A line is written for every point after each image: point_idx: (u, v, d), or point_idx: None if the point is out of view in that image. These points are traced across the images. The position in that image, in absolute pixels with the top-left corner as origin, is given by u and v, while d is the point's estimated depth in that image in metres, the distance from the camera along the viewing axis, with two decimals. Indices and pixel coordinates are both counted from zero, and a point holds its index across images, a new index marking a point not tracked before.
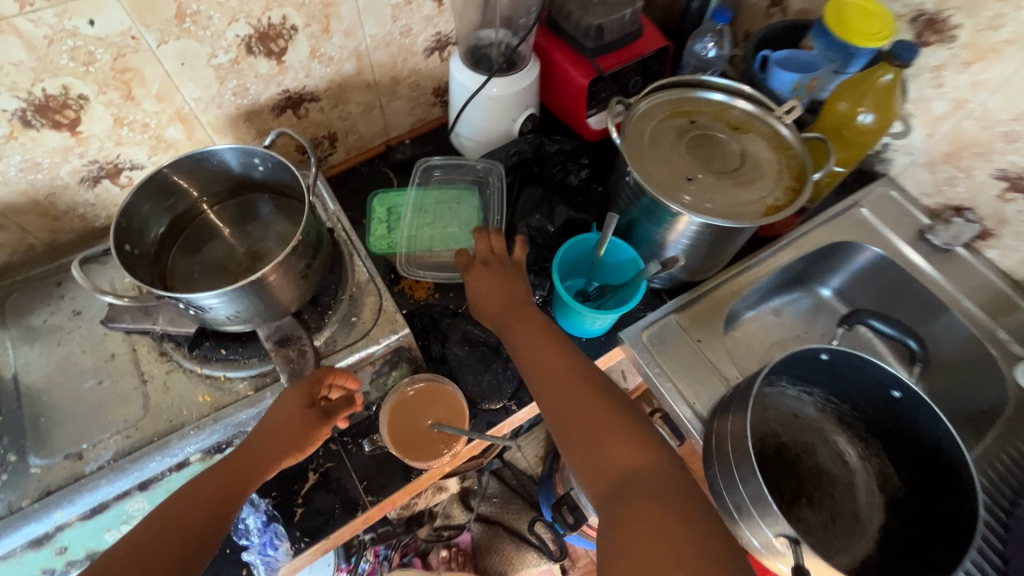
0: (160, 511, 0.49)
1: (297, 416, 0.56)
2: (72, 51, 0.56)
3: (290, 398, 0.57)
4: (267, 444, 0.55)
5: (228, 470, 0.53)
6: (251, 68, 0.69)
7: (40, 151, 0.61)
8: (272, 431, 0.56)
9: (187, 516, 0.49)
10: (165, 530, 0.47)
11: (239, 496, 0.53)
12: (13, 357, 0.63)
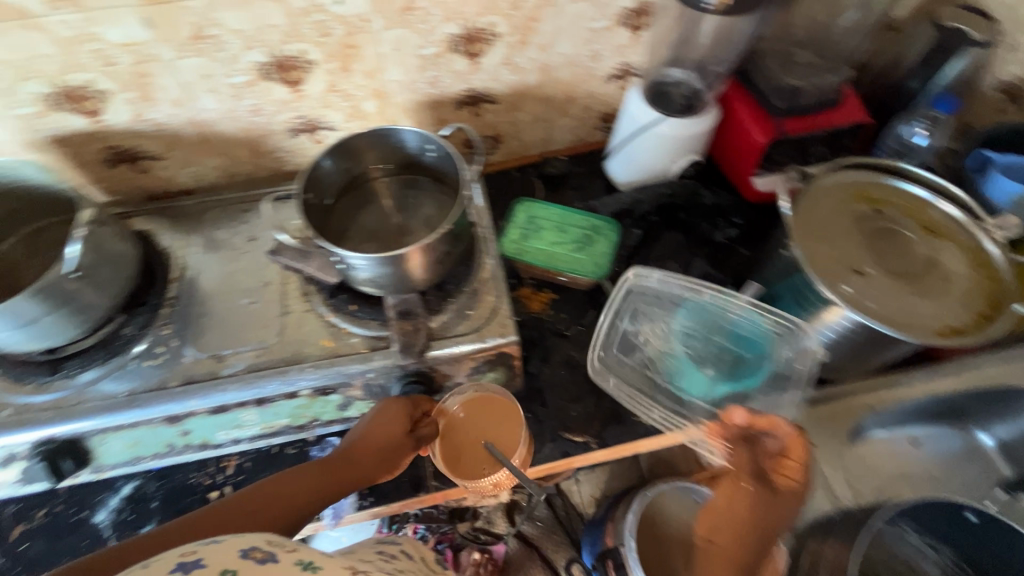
0: (260, 486, 0.55)
1: (398, 435, 0.63)
2: (316, 23, 0.65)
3: (394, 412, 0.63)
4: (366, 454, 0.61)
5: (324, 466, 0.60)
6: (449, 64, 0.75)
7: (266, 100, 0.72)
8: (371, 440, 0.62)
9: (280, 497, 0.55)
10: (258, 503, 0.53)
11: (328, 491, 0.59)
12: (196, 261, 0.74)
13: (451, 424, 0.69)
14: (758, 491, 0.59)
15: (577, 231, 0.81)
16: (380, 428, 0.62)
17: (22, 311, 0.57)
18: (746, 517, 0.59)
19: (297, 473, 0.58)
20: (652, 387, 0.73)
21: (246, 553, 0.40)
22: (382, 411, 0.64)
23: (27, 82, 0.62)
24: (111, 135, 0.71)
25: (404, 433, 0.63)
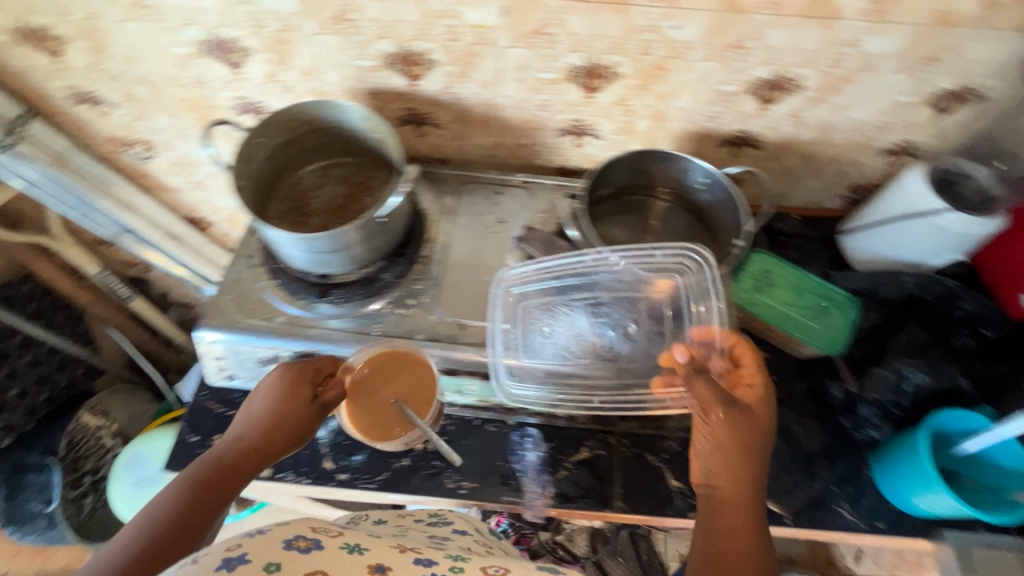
0: (169, 495, 0.54)
1: (297, 411, 0.61)
2: (643, 41, 0.67)
3: (288, 396, 0.61)
4: (250, 430, 0.60)
5: (233, 457, 0.59)
6: (738, 103, 0.74)
7: (558, 99, 0.75)
8: (256, 422, 0.61)
9: (208, 495, 0.55)
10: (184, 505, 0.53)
11: (243, 470, 0.59)
12: (447, 227, 0.79)
13: (355, 382, 0.67)
14: (735, 408, 0.57)
15: (812, 296, 0.77)
16: (273, 414, 0.61)
17: (336, 240, 0.67)
18: (736, 449, 0.57)
19: (188, 474, 0.56)
20: (563, 364, 0.71)
21: (292, 542, 0.48)
22: (269, 393, 0.62)
23: (380, 40, 0.69)
24: (415, 99, 0.77)
25: (300, 393, 0.62)
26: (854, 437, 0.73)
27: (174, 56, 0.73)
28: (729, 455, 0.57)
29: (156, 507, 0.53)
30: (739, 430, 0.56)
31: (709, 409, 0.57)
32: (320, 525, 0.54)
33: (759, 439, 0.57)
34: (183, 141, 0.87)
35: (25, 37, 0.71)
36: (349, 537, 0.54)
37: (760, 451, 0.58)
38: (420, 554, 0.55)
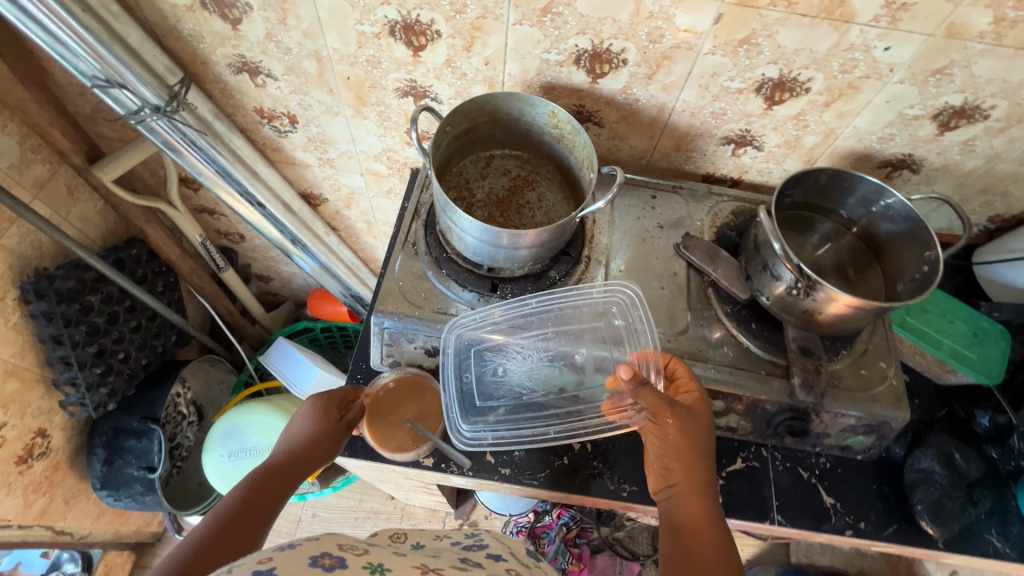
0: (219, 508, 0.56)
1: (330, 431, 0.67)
2: (847, 59, 0.66)
3: (324, 415, 0.68)
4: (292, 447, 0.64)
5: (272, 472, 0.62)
6: (916, 128, 0.74)
7: (735, 108, 0.75)
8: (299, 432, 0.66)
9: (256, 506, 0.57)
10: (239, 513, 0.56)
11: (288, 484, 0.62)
12: (606, 229, 0.79)
13: (375, 402, 0.71)
14: (681, 409, 0.61)
15: (964, 325, 0.78)
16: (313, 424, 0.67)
17: (528, 239, 0.66)
18: (686, 451, 0.61)
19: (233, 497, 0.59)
20: (518, 403, 0.73)
21: (317, 559, 0.46)
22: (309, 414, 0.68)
23: (578, 36, 0.67)
24: (589, 96, 0.76)
25: (334, 416, 0.68)
26: (1003, 467, 0.73)
27: (357, 33, 0.71)
28: (682, 453, 0.61)
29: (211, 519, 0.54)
30: (672, 423, 0.61)
31: (658, 414, 0.61)
32: (348, 541, 0.52)
33: (697, 436, 0.61)
34: (331, 118, 0.86)
35: (210, 1, 0.69)
36: (374, 557, 0.50)
37: (705, 447, 0.62)
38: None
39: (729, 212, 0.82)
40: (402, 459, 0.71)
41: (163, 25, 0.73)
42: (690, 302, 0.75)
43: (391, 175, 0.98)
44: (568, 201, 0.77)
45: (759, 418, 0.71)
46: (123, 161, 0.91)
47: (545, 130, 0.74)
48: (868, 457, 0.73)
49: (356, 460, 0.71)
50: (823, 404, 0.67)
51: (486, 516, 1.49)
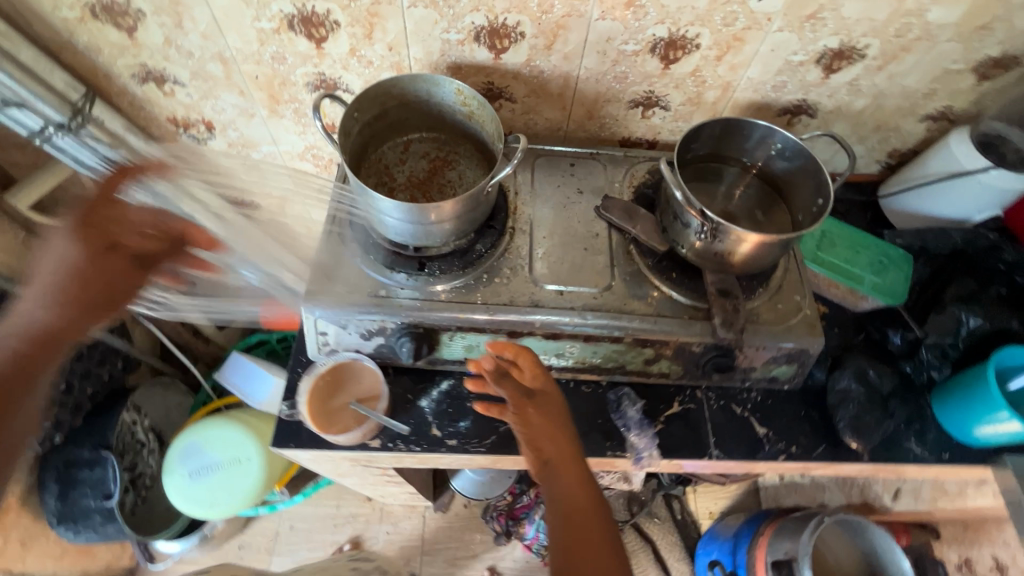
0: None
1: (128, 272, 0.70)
2: (728, 12, 0.70)
3: (88, 269, 0.67)
4: (46, 311, 0.65)
5: (24, 337, 0.64)
6: (804, 73, 0.79)
7: (635, 70, 0.78)
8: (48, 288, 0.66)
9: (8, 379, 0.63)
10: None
11: (54, 348, 0.66)
12: (528, 200, 0.82)
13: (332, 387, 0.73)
14: (538, 395, 0.66)
15: (870, 254, 0.83)
16: (69, 288, 0.66)
17: (445, 211, 0.67)
18: (546, 425, 0.65)
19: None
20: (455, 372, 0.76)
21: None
22: (72, 262, 0.67)
23: (473, 13, 0.70)
24: (496, 72, 0.78)
25: (98, 259, 0.68)
26: (917, 380, 0.79)
27: (257, 30, 0.71)
28: (547, 427, 0.65)
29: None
30: (533, 410, 0.66)
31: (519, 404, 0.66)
32: None
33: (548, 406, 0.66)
34: (248, 120, 0.86)
35: (101, 11, 0.69)
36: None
37: (563, 418, 0.66)
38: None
39: (645, 172, 0.86)
40: (346, 441, 0.72)
41: (56, 41, 0.72)
42: (614, 260, 0.78)
43: (319, 173, 0.98)
44: (487, 175, 0.79)
45: (689, 361, 0.74)
46: (39, 185, 0.89)
47: (454, 108, 0.76)
48: (795, 386, 0.77)
49: (303, 450, 0.72)
50: (744, 340, 0.71)
51: (465, 504, 1.50)
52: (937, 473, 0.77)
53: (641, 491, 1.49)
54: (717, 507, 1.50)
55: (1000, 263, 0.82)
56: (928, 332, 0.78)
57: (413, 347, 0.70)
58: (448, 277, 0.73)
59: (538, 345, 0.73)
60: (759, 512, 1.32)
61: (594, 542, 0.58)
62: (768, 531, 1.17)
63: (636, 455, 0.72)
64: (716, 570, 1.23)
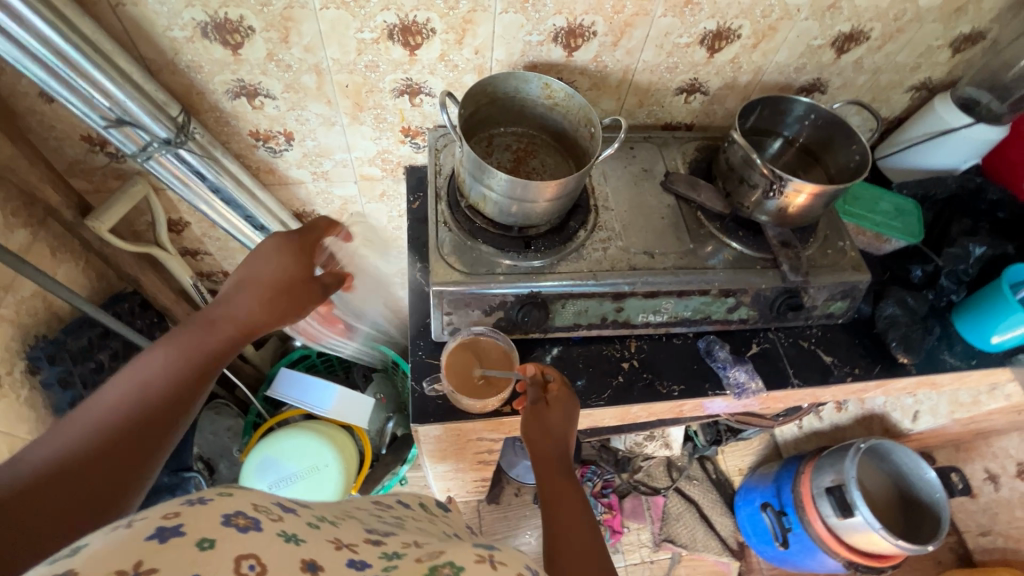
0: (164, 363, 0.61)
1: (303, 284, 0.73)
2: (766, 6, 0.83)
3: (292, 287, 0.71)
4: (254, 307, 0.68)
5: (231, 327, 0.67)
6: (820, 55, 0.93)
7: (685, 61, 0.89)
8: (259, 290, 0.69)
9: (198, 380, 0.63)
10: (171, 397, 0.60)
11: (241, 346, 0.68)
12: (602, 181, 0.91)
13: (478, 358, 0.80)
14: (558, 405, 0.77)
15: (887, 204, 0.98)
16: (273, 300, 0.70)
17: (559, 190, 0.75)
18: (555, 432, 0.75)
19: (184, 339, 0.64)
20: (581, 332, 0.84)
21: (230, 519, 0.42)
22: (286, 274, 0.71)
23: (555, 16, 0.79)
24: (566, 69, 0.87)
25: (302, 265, 0.72)
26: (940, 304, 0.94)
27: (357, 41, 0.77)
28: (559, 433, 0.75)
29: (156, 380, 0.60)
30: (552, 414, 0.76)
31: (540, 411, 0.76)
32: (263, 500, 0.47)
33: (558, 428, 0.75)
34: (328, 129, 0.90)
35: (212, 30, 0.72)
36: (290, 525, 0.46)
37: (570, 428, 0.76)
38: (356, 555, 0.49)
39: (694, 150, 0.97)
40: (482, 409, 0.79)
41: (158, 61, 0.75)
42: (687, 226, 0.88)
43: (384, 177, 1.03)
44: (568, 162, 0.88)
45: (764, 305, 0.85)
46: (116, 209, 0.89)
47: (538, 103, 0.84)
48: (847, 319, 0.90)
49: (439, 424, 0.79)
50: (809, 281, 0.83)
51: (517, 492, 1.54)
52: (967, 378, 0.91)
53: (678, 456, 1.59)
54: (746, 463, 1.63)
55: (986, 202, 0.99)
56: (945, 262, 0.93)
57: (536, 316, 0.78)
58: (556, 252, 0.81)
59: (642, 304, 0.81)
60: (792, 458, 1.44)
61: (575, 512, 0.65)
62: (808, 469, 1.29)
63: (737, 388, 0.83)
64: (768, 512, 1.34)
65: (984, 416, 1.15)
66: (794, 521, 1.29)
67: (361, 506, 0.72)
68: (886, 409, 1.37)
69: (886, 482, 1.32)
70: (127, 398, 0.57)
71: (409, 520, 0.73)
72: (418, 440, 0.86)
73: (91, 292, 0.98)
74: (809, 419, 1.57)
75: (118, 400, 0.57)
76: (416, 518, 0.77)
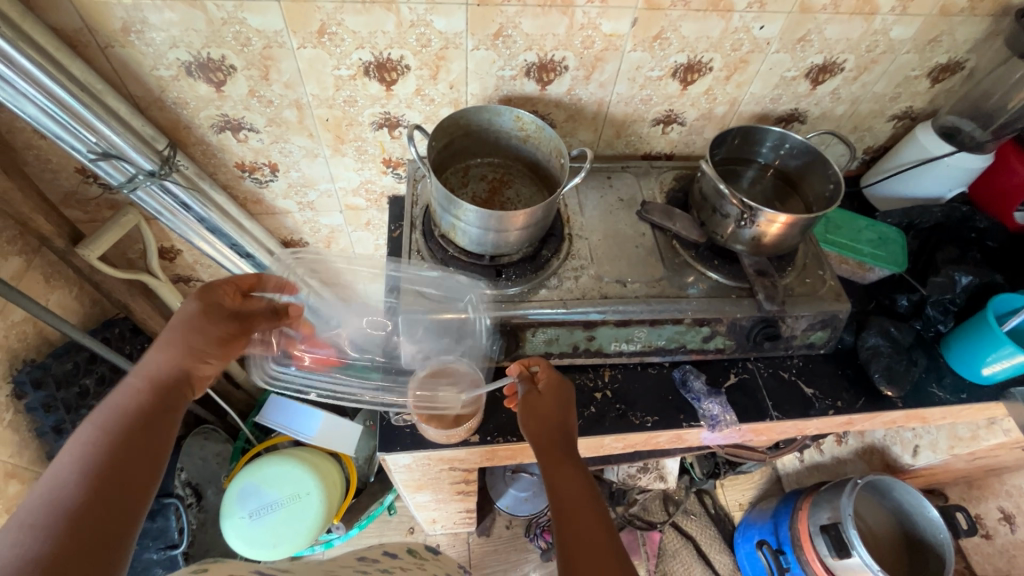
0: (92, 437, 0.57)
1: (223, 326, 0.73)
2: (736, 40, 0.84)
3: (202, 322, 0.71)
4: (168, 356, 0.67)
5: (147, 381, 0.65)
6: (796, 87, 0.93)
7: (659, 93, 0.91)
8: (177, 343, 0.68)
9: (139, 438, 0.59)
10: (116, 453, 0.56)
11: (169, 395, 0.65)
12: (578, 210, 0.92)
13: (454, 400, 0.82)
14: (548, 393, 0.75)
15: (871, 234, 0.96)
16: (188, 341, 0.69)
17: (528, 218, 0.75)
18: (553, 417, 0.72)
19: (108, 410, 0.61)
20: (556, 361, 0.84)
21: None
22: (191, 313, 0.71)
23: (526, 52, 0.81)
24: (541, 101, 0.90)
25: (214, 311, 0.73)
26: (928, 335, 0.92)
27: (335, 77, 0.80)
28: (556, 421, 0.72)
29: (93, 445, 0.56)
30: (544, 399, 0.74)
31: (529, 398, 0.74)
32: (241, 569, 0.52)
33: (553, 413, 0.73)
34: (311, 160, 0.93)
35: (196, 69, 0.76)
36: None
37: (564, 413, 0.73)
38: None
39: (672, 179, 0.98)
40: (453, 437, 0.80)
41: (146, 98, 0.79)
42: (662, 254, 0.87)
43: (369, 207, 1.05)
44: (542, 192, 0.90)
45: (741, 335, 0.83)
46: (108, 237, 0.92)
47: (513, 135, 0.87)
48: (829, 349, 0.89)
49: (407, 453, 0.80)
50: (786, 310, 0.81)
51: (508, 525, 1.50)
52: (960, 412, 0.88)
53: (675, 490, 1.55)
54: (746, 498, 1.57)
55: (973, 231, 0.98)
56: (930, 292, 0.92)
57: (504, 345, 0.77)
58: (526, 281, 0.81)
59: (612, 334, 0.81)
60: (791, 492, 1.39)
61: (585, 499, 0.63)
62: (806, 505, 1.25)
63: (711, 420, 0.83)
64: (764, 550, 1.29)
65: (991, 450, 1.09)
66: (792, 560, 1.23)
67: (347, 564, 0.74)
68: (887, 442, 1.33)
69: (889, 521, 1.27)
70: (66, 474, 0.53)
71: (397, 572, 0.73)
72: (389, 470, 0.86)
73: (82, 318, 1.02)
74: (810, 452, 1.53)
75: (44, 493, 0.50)
76: (407, 567, 0.77)
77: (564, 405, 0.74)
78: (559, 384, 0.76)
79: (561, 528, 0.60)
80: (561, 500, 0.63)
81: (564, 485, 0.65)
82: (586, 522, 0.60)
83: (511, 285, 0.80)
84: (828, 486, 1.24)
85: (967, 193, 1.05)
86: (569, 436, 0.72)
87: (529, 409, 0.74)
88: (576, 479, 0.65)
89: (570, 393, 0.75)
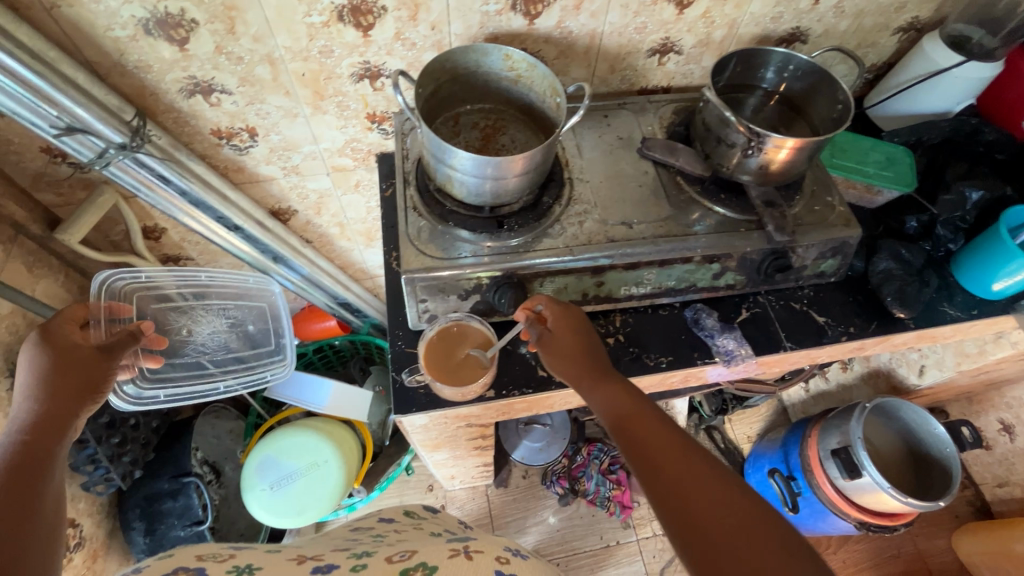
0: None
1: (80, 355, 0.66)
2: None
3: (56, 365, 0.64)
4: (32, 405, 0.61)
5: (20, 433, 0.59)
6: (798, 2, 0.88)
7: (654, 19, 0.85)
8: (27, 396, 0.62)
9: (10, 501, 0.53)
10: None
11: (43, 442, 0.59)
12: (577, 152, 0.88)
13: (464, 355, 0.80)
14: (559, 327, 0.72)
15: (879, 154, 0.93)
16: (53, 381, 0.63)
17: (527, 163, 0.71)
18: (576, 349, 0.71)
19: None
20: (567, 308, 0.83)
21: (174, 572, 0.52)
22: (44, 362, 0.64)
23: None
24: (529, 38, 0.84)
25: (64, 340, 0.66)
26: (937, 255, 0.91)
27: (306, 26, 0.74)
28: (580, 351, 0.71)
29: None
30: (560, 335, 0.72)
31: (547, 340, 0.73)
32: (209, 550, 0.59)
33: (574, 343, 0.71)
34: (290, 121, 0.88)
35: (154, 26, 0.70)
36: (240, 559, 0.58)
37: (584, 339, 0.72)
38: (319, 562, 0.60)
39: (672, 113, 0.94)
40: (466, 393, 0.79)
41: (105, 64, 0.73)
42: (667, 192, 0.84)
43: (357, 167, 1.00)
44: (537, 136, 0.86)
45: (751, 269, 0.82)
46: (86, 220, 0.88)
47: (502, 75, 0.81)
48: (839, 276, 0.88)
49: (422, 413, 0.80)
50: (796, 240, 0.79)
51: (524, 475, 1.53)
52: (969, 328, 0.88)
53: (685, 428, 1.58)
54: (754, 430, 1.61)
55: (983, 144, 0.95)
56: (940, 210, 0.90)
57: (513, 297, 0.75)
58: (530, 229, 0.78)
59: (622, 277, 0.79)
60: (799, 421, 1.42)
61: (639, 415, 0.63)
62: (814, 432, 1.28)
63: (726, 356, 0.82)
64: (775, 478, 1.33)
65: (996, 364, 1.11)
66: (803, 485, 1.28)
67: (341, 534, 0.77)
68: (892, 365, 1.35)
69: (895, 440, 1.30)
70: None
71: (391, 534, 0.76)
72: (406, 432, 0.86)
73: None
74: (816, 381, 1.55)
75: None
76: (402, 529, 0.79)
77: (581, 331, 0.72)
78: (567, 312, 0.74)
79: (631, 451, 0.60)
80: (619, 425, 0.63)
81: (614, 410, 0.65)
82: (652, 437, 0.60)
83: (514, 235, 0.77)
84: (836, 412, 1.26)
85: (976, 104, 1.01)
86: (600, 357, 0.71)
87: (551, 350, 0.72)
88: (623, 401, 0.65)
89: (579, 316, 0.73)
